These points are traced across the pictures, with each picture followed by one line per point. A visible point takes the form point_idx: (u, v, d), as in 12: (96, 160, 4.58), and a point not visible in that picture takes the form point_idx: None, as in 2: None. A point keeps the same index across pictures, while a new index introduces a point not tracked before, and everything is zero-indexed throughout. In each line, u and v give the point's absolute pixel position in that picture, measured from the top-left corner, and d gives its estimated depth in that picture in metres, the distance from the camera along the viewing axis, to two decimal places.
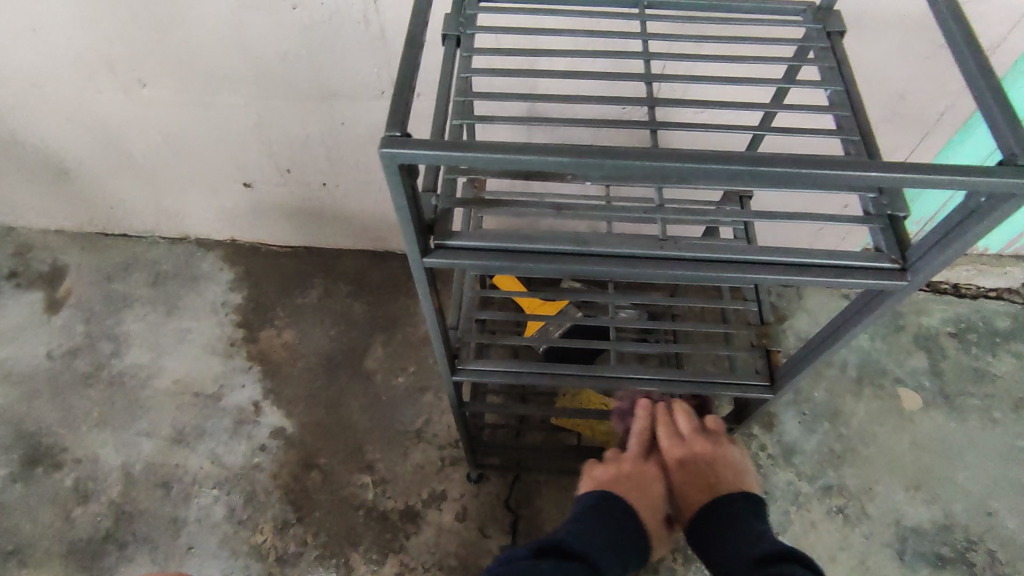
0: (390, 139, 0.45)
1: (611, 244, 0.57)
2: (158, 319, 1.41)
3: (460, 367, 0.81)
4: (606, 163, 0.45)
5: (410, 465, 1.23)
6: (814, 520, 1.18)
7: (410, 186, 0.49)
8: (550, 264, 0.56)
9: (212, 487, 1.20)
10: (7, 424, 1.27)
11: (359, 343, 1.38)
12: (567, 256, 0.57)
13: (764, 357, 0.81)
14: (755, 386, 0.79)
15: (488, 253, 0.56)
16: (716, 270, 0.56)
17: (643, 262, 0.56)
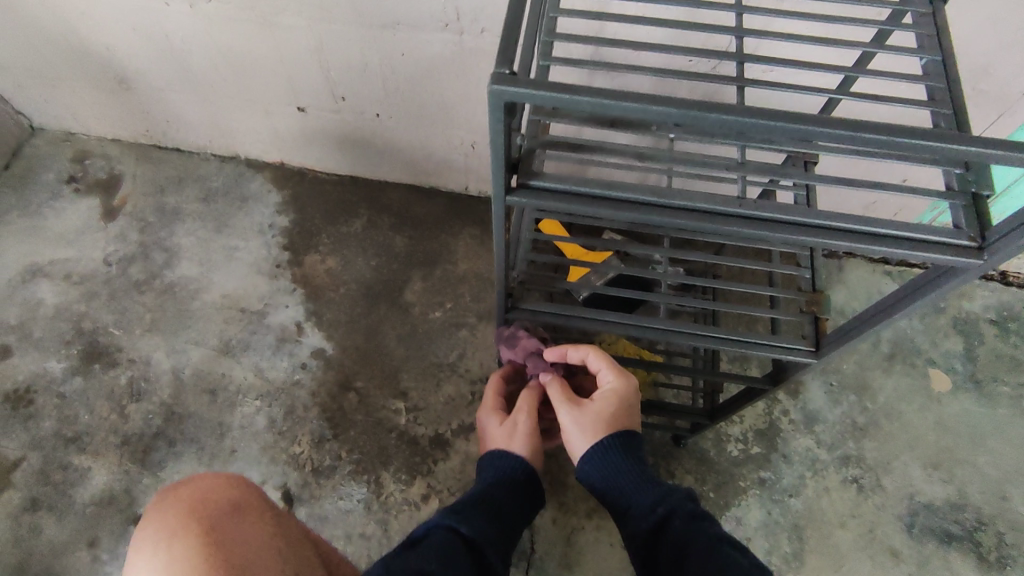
0: (498, 76, 0.46)
1: (686, 195, 0.57)
2: (209, 235, 1.46)
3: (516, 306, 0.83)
4: (702, 116, 0.45)
5: (443, 396, 1.28)
6: (828, 487, 1.21)
7: (505, 122, 0.50)
8: (626, 212, 0.57)
9: (255, 398, 1.27)
10: (68, 321, 1.34)
11: (399, 276, 1.42)
12: (644, 206, 0.57)
13: (812, 322, 0.79)
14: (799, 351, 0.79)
15: (569, 197, 0.57)
16: (789, 231, 0.56)
17: (717, 217, 0.57)
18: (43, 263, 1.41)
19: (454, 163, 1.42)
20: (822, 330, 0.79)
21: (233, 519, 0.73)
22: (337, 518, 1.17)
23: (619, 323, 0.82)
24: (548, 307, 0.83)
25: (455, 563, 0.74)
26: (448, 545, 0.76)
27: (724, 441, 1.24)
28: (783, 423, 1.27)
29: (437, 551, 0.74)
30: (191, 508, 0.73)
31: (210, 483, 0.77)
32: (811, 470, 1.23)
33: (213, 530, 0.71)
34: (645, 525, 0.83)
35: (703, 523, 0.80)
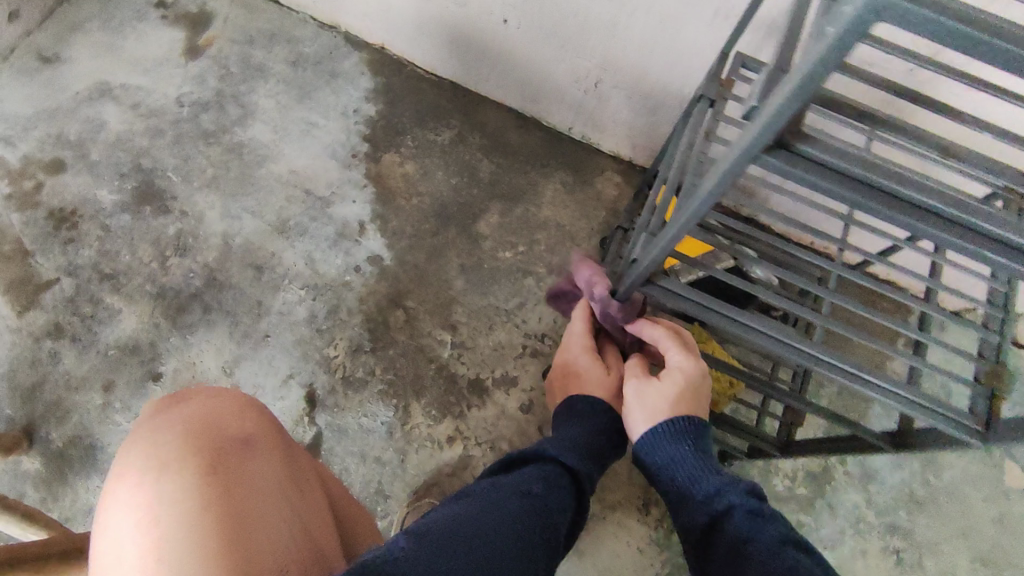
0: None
1: (948, 199, 0.45)
2: (289, 103, 1.35)
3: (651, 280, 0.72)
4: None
5: (493, 341, 1.19)
6: (866, 550, 1.13)
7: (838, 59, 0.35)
8: (886, 211, 0.46)
9: (300, 287, 1.19)
10: (128, 153, 1.26)
11: (476, 202, 1.31)
12: (900, 200, 0.45)
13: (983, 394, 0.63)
14: (958, 424, 0.62)
15: (828, 174, 0.45)
16: None
17: (978, 241, 0.46)
18: (115, 84, 1.31)
19: (566, 96, 1.28)
20: (995, 413, 0.62)
21: (246, 452, 0.55)
22: (357, 435, 1.10)
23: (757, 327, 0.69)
24: (686, 292, 0.71)
25: (557, 489, 0.67)
26: (552, 474, 0.68)
27: (771, 473, 1.16)
28: (838, 472, 1.17)
29: (542, 480, 0.67)
30: (193, 436, 0.55)
31: (216, 408, 0.59)
32: (853, 528, 1.14)
33: (222, 466, 0.53)
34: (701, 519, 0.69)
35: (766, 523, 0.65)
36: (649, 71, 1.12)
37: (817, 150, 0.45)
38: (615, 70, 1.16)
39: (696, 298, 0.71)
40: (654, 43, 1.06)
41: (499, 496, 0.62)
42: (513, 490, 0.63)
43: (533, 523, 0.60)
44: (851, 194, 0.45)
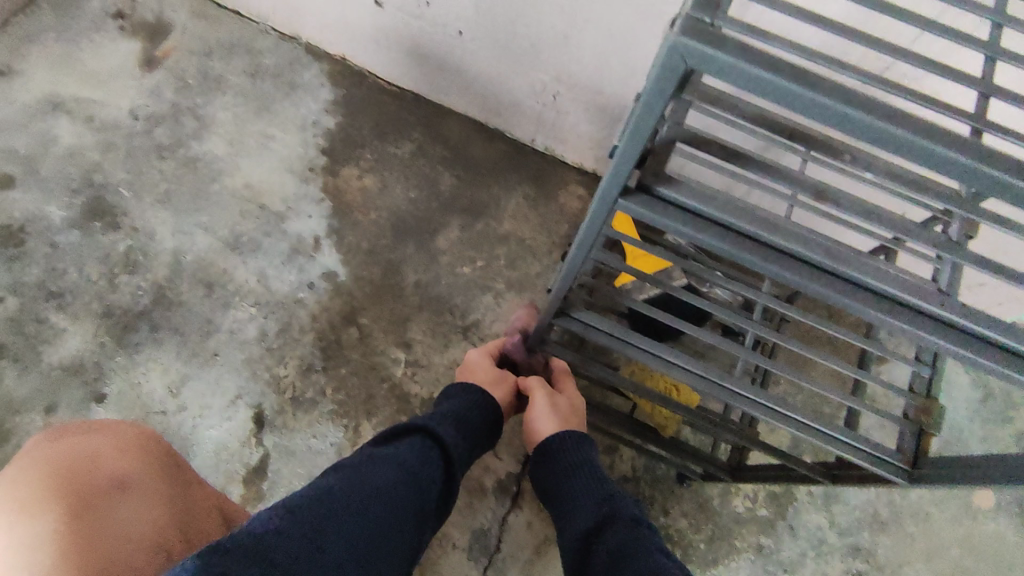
0: (697, 32, 0.37)
1: (801, 240, 0.51)
2: (247, 115, 1.33)
3: (567, 312, 0.71)
4: (933, 151, 0.36)
5: (448, 359, 1.17)
6: (827, 572, 1.10)
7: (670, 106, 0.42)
8: (746, 253, 0.51)
9: (252, 305, 1.17)
10: (78, 167, 1.24)
11: (435, 216, 1.28)
12: (763, 243, 0.51)
13: (915, 434, 0.64)
14: (887, 463, 0.63)
15: (694, 220, 0.51)
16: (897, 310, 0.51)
17: (836, 283, 0.51)
18: (68, 97, 1.29)
19: (527, 109, 1.25)
20: (922, 452, 0.63)
21: (108, 500, 0.61)
22: (305, 457, 1.08)
23: (677, 361, 0.68)
24: (605, 326, 0.70)
25: (430, 464, 0.71)
26: (424, 448, 0.72)
27: (732, 494, 1.13)
28: (799, 491, 1.14)
29: (416, 453, 0.71)
30: (60, 479, 0.61)
31: (91, 449, 0.65)
32: (814, 550, 1.11)
33: (84, 517, 0.59)
34: (581, 526, 0.70)
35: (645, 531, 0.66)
36: (607, 85, 1.10)
37: (679, 195, 0.50)
38: (573, 85, 1.13)
39: (614, 332, 0.70)
40: (607, 57, 1.04)
41: (371, 470, 0.66)
42: (388, 462, 0.68)
43: (397, 494, 0.65)
44: (712, 238, 0.51)
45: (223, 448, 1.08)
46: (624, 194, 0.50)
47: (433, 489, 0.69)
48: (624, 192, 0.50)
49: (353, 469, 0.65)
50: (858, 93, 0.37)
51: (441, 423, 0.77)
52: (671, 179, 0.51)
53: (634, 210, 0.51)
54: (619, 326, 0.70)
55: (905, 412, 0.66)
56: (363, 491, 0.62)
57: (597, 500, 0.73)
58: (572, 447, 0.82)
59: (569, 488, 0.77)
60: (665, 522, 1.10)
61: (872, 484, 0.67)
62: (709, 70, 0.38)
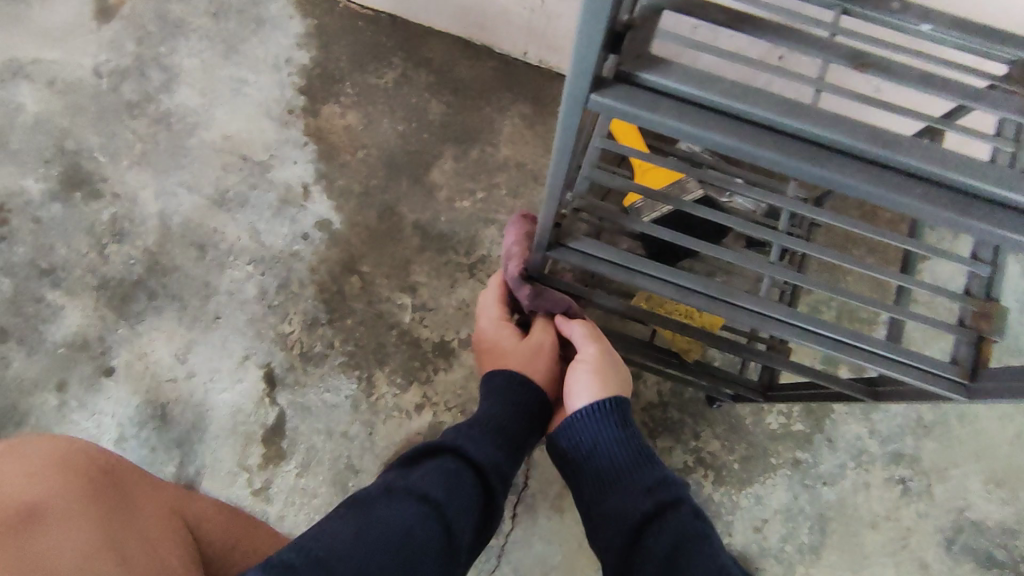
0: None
1: (828, 122, 0.39)
2: (215, 60, 1.23)
3: (562, 243, 0.64)
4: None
5: (455, 299, 1.11)
6: (869, 482, 1.06)
7: None
8: (760, 149, 0.39)
9: (247, 263, 1.12)
10: (49, 135, 1.17)
11: (428, 149, 1.19)
12: (787, 135, 0.40)
13: (972, 342, 0.57)
14: (939, 376, 0.57)
15: (688, 107, 0.40)
16: (961, 199, 0.39)
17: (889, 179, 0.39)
18: (26, 61, 1.21)
19: (515, 18, 1.13)
20: (981, 363, 0.57)
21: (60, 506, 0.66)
22: (320, 411, 1.06)
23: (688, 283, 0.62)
24: (605, 254, 0.63)
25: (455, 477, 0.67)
26: (452, 465, 0.68)
27: (765, 411, 1.08)
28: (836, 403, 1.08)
29: (440, 469, 0.67)
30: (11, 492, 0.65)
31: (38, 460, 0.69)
32: (854, 461, 1.07)
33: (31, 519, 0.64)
34: (637, 509, 0.68)
35: (705, 526, 0.66)
36: None
37: (668, 80, 0.40)
38: None
39: (615, 259, 0.63)
40: None
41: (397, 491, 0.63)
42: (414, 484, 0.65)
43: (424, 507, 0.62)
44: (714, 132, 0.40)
45: (238, 410, 1.06)
46: (596, 88, 0.40)
47: (467, 503, 0.66)
48: (595, 84, 0.40)
49: (361, 509, 0.61)
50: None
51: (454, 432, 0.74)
52: (656, 62, 0.40)
53: (611, 107, 0.41)
54: (621, 253, 0.63)
55: (959, 318, 0.59)
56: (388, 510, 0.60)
57: (653, 484, 0.70)
58: (617, 417, 0.76)
59: (613, 463, 0.73)
60: (696, 444, 1.07)
61: (922, 400, 0.61)
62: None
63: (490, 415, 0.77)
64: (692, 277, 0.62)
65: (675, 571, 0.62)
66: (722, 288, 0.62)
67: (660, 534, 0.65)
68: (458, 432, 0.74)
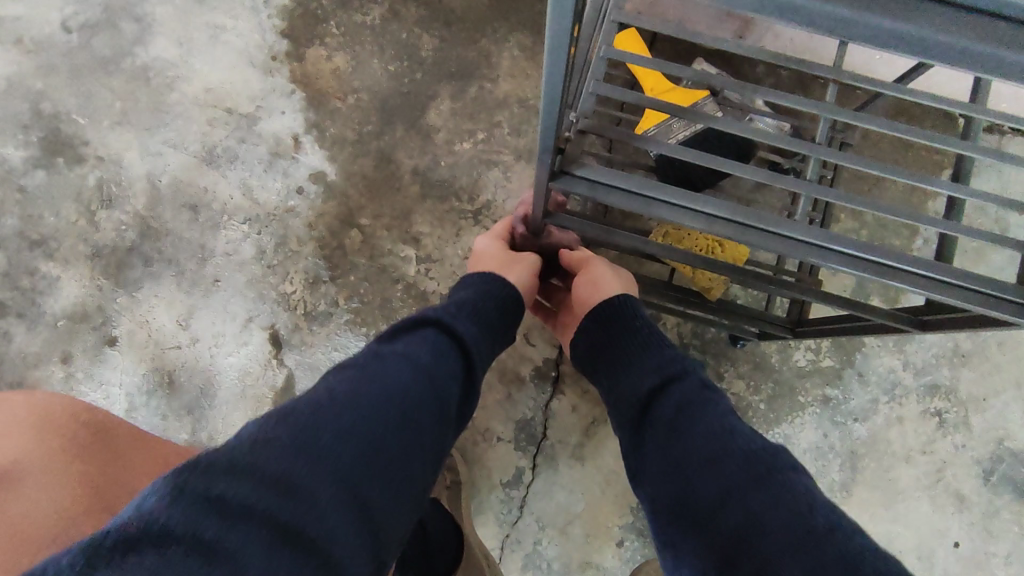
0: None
1: None
2: (189, 6, 1.14)
3: (570, 173, 0.56)
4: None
5: (461, 248, 1.06)
6: (902, 417, 1.02)
7: None
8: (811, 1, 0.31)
9: (242, 222, 1.07)
10: (24, 99, 1.11)
11: (422, 89, 1.11)
12: None
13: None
14: (999, 296, 0.52)
15: None
16: None
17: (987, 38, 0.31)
18: None
19: None
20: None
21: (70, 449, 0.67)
22: None
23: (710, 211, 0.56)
24: (620, 183, 0.56)
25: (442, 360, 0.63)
26: (438, 341, 0.64)
27: (791, 347, 1.03)
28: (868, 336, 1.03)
29: (428, 347, 0.63)
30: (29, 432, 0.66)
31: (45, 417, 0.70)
32: (887, 395, 1.02)
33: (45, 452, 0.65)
34: (644, 385, 0.65)
35: (713, 395, 0.63)
36: None
37: None
38: None
39: (629, 188, 0.56)
40: None
41: (381, 364, 0.58)
42: (402, 355, 0.60)
43: (406, 389, 0.57)
44: None
45: (246, 373, 1.03)
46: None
47: (452, 385, 0.62)
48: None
49: (354, 369, 0.58)
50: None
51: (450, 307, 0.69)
52: None
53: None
54: (640, 181, 0.56)
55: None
56: (366, 391, 0.55)
57: (659, 360, 0.67)
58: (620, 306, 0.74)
59: (623, 347, 0.71)
60: (720, 385, 1.02)
61: (975, 323, 0.57)
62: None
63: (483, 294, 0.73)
64: (716, 204, 0.56)
65: (678, 433, 0.60)
66: (753, 214, 0.56)
67: (666, 401, 0.63)
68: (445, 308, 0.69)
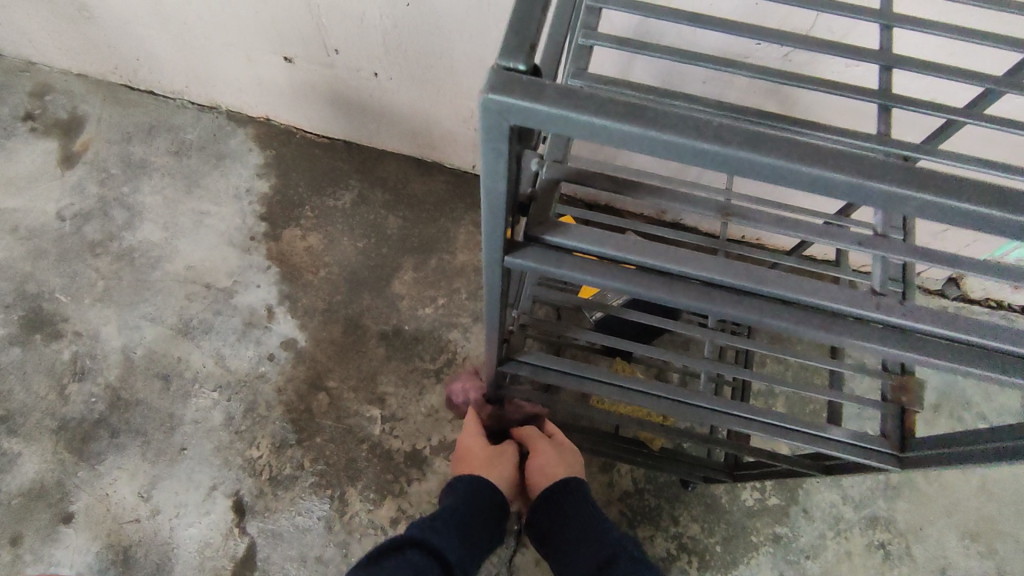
0: (506, 81, 0.30)
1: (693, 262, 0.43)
2: (177, 195, 1.28)
3: (512, 358, 0.69)
4: (844, 182, 0.29)
5: (425, 406, 1.12)
6: (850, 551, 1.06)
7: (516, 151, 0.35)
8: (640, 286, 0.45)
9: (213, 389, 1.12)
10: (10, 281, 1.19)
11: (388, 262, 1.24)
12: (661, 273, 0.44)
13: (897, 417, 0.62)
14: (874, 450, 0.62)
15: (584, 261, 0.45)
16: (800, 321, 0.44)
17: (773, 309, 0.44)
18: None
19: (460, 138, 1.22)
20: (908, 434, 0.61)
21: None
22: (292, 537, 1.03)
23: (638, 388, 0.67)
24: (551, 362, 0.68)
25: None
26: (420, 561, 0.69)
27: (739, 487, 1.09)
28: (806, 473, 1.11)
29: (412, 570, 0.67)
30: None
31: None
32: (833, 530, 1.08)
33: None
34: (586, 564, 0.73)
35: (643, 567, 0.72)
36: None
37: (567, 239, 0.44)
38: None
39: (561, 367, 0.68)
40: None
41: None
42: None
43: None
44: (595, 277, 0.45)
45: (205, 545, 1.02)
46: (509, 251, 0.45)
47: None
48: (506, 249, 0.45)
49: None
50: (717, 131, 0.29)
51: (416, 523, 0.75)
52: (556, 225, 0.45)
53: (524, 266, 0.45)
54: (569, 361, 0.68)
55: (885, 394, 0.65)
56: None
57: (599, 540, 0.75)
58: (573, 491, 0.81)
59: (565, 535, 0.77)
60: (676, 529, 1.07)
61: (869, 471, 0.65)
62: (533, 125, 0.31)
63: (449, 511, 0.78)
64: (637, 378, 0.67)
65: None
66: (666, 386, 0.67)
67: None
68: (420, 525, 0.74)
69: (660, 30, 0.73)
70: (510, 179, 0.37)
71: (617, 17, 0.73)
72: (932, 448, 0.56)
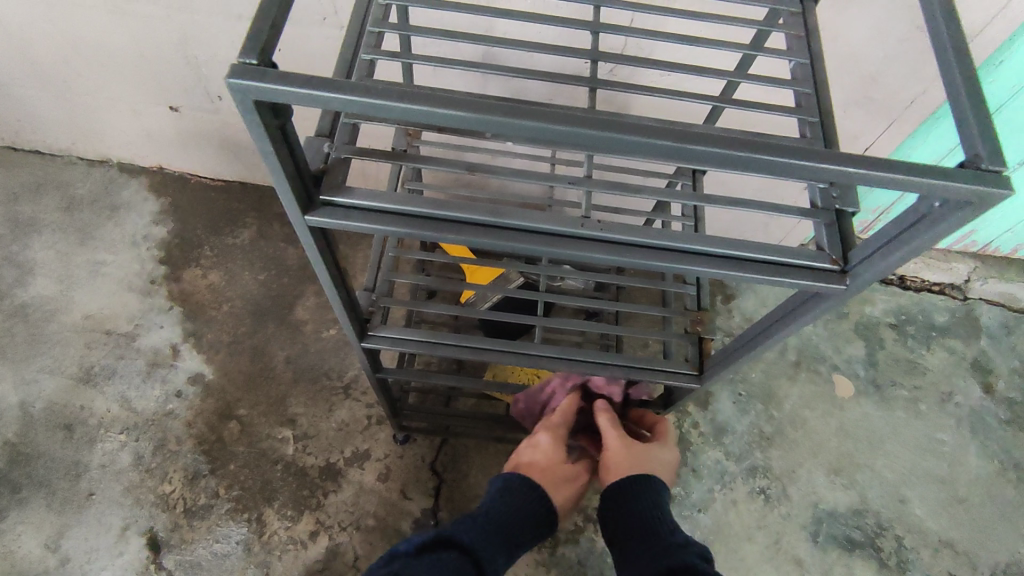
0: (243, 68, 0.38)
1: (464, 206, 0.51)
2: (70, 248, 1.29)
3: (372, 333, 0.77)
4: (512, 122, 0.39)
5: (335, 422, 1.18)
6: (735, 499, 1.19)
7: (279, 124, 0.43)
8: (428, 230, 0.51)
9: (119, 432, 1.13)
10: None
11: (290, 291, 1.30)
12: (440, 220, 0.52)
13: (696, 344, 0.81)
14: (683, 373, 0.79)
15: (378, 215, 0.51)
16: (567, 246, 0.51)
17: (541, 239, 0.52)
18: None
19: None
20: (705, 356, 0.80)
21: None
22: (211, 564, 1.05)
23: (484, 347, 0.78)
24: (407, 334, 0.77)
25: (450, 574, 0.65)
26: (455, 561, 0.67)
27: None
28: (691, 436, 1.24)
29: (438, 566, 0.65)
30: None
31: None
32: (719, 483, 1.20)
33: None
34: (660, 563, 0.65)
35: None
36: None
37: (353, 197, 0.51)
38: None
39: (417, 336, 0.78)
40: None
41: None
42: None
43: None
44: (388, 225, 0.51)
45: None
46: (308, 210, 0.50)
47: None
48: (307, 207, 0.50)
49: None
50: (416, 95, 0.39)
51: (465, 524, 0.72)
52: (346, 188, 0.51)
53: (323, 222, 0.51)
54: (425, 331, 0.78)
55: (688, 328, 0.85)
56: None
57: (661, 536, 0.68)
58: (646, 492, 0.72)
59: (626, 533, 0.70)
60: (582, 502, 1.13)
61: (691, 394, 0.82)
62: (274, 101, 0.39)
63: (494, 508, 0.74)
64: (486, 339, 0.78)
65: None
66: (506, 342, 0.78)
67: None
68: (466, 526, 0.72)
69: (501, 57, 0.86)
70: (281, 148, 0.44)
71: (463, 48, 0.86)
72: (716, 361, 0.74)
